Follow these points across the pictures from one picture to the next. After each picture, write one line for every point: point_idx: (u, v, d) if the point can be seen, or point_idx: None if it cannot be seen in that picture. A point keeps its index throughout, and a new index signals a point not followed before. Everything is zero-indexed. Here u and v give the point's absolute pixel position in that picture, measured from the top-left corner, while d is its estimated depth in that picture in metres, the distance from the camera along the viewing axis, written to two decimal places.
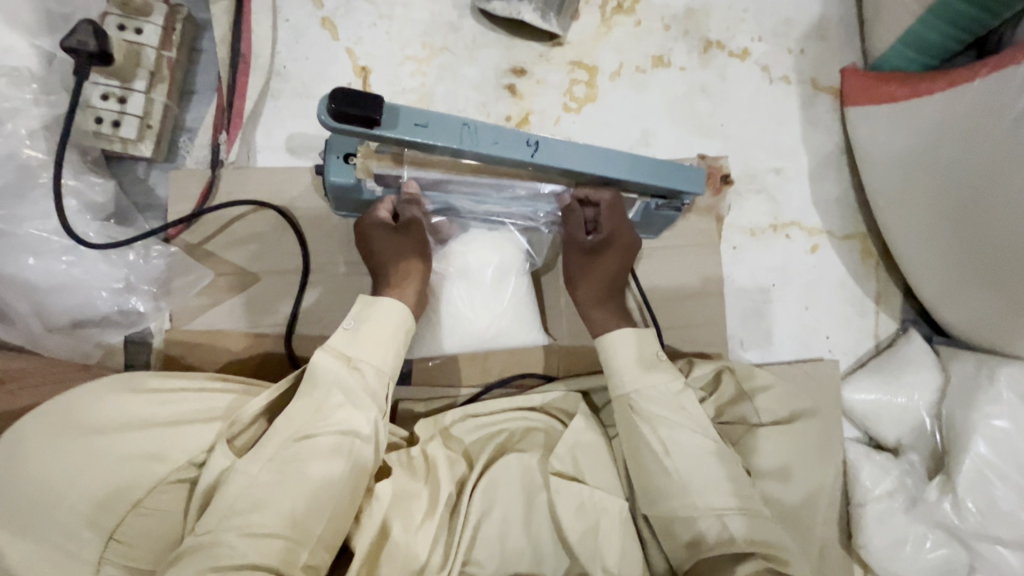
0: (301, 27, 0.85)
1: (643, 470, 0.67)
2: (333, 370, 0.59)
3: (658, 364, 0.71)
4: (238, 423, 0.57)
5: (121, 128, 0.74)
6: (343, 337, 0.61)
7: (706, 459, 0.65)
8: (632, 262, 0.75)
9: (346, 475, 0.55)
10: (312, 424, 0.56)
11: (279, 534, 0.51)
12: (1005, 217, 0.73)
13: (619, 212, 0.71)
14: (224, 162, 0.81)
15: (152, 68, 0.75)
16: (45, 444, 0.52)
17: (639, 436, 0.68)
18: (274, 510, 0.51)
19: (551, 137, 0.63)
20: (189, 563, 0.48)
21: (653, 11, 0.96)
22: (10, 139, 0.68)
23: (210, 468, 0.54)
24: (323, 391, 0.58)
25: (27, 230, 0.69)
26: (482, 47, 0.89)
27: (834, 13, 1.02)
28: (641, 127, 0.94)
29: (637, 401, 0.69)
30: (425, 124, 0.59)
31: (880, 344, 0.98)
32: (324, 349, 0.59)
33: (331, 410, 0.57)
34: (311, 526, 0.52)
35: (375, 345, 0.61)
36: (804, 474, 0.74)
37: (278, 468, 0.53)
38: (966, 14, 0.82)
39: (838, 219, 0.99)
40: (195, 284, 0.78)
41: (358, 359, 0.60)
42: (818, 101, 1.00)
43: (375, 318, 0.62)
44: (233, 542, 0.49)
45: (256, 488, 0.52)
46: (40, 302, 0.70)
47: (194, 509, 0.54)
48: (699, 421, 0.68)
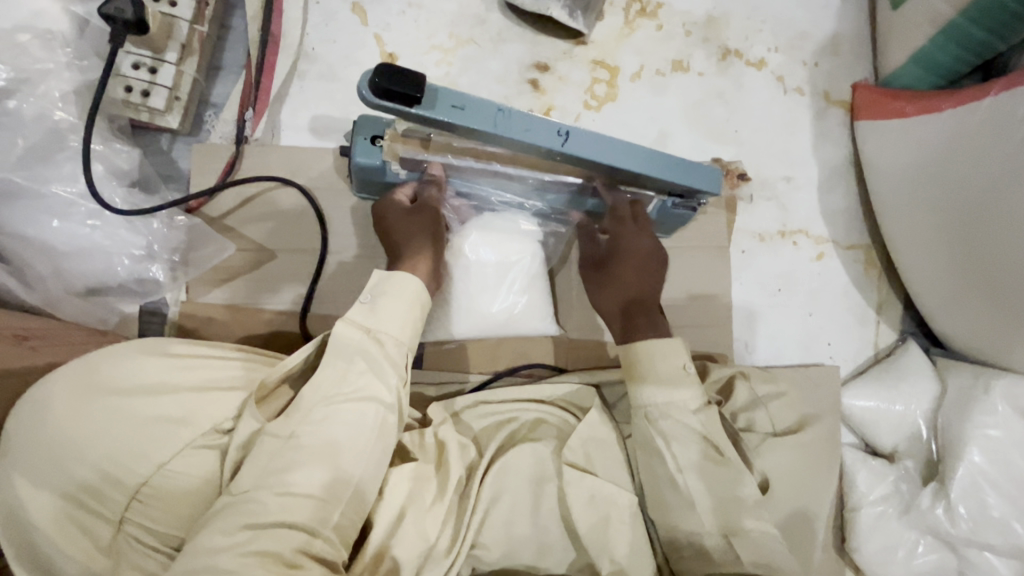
0: (331, 11, 0.86)
1: (657, 480, 0.68)
2: (354, 340, 0.59)
3: (685, 378, 0.69)
4: (264, 387, 0.57)
5: (149, 98, 0.74)
6: (361, 310, 0.60)
7: (725, 476, 0.66)
8: (649, 280, 0.73)
9: (372, 442, 0.56)
10: (333, 392, 0.56)
11: (311, 495, 0.52)
12: (1000, 234, 0.76)
13: (625, 208, 0.74)
14: (248, 139, 0.81)
15: (183, 41, 0.76)
16: (72, 398, 0.53)
17: (651, 445, 0.68)
18: (304, 474, 0.52)
19: (581, 129, 0.65)
20: (223, 519, 0.50)
21: (675, 17, 0.98)
22: (42, 100, 0.69)
23: (241, 429, 0.55)
24: (348, 357, 0.58)
25: (53, 191, 0.69)
26: (508, 41, 0.91)
27: (848, 30, 1.05)
28: (658, 128, 0.95)
29: (653, 412, 0.68)
30: (462, 107, 0.60)
31: (880, 353, 1.01)
32: (345, 321, 0.59)
33: (356, 377, 0.57)
34: (341, 489, 0.53)
35: (395, 317, 0.61)
36: (807, 481, 0.75)
37: (305, 434, 0.54)
38: (977, 38, 0.85)
39: (844, 230, 1.02)
40: (217, 255, 0.79)
41: (380, 331, 0.60)
42: (829, 114, 1.03)
43: (393, 293, 0.61)
44: (267, 502, 0.51)
45: (287, 452, 0.53)
46: (60, 267, 0.70)
47: (228, 466, 0.55)
48: (710, 436, 0.67)
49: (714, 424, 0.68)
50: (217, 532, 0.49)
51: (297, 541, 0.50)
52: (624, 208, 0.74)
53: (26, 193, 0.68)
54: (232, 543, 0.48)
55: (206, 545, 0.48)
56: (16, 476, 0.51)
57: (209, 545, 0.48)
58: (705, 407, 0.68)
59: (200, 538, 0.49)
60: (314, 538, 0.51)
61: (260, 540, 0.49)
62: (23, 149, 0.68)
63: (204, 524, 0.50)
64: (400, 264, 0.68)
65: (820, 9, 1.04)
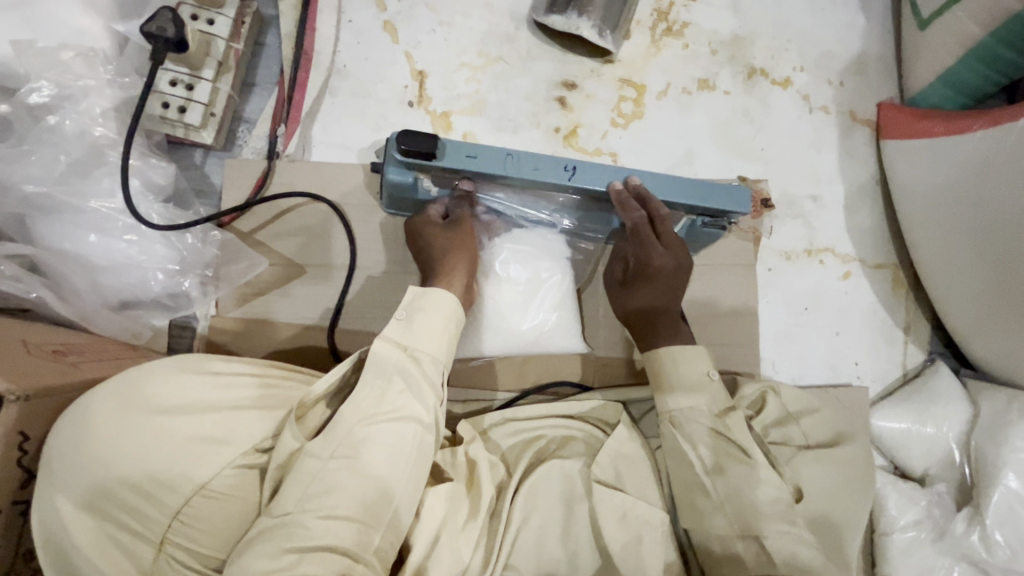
0: (363, 28, 0.87)
1: (688, 492, 0.66)
2: (393, 357, 0.59)
3: (709, 384, 0.69)
4: (305, 407, 0.58)
5: (186, 114, 0.75)
6: (395, 328, 0.60)
7: (755, 482, 0.64)
8: (676, 300, 0.73)
9: (412, 462, 0.56)
10: (374, 412, 0.56)
11: (353, 518, 0.52)
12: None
13: (648, 230, 0.71)
14: (280, 155, 0.82)
15: (220, 58, 0.77)
16: (114, 414, 0.53)
17: (677, 450, 0.67)
18: (348, 495, 0.52)
19: (584, 162, 0.71)
20: (264, 543, 0.49)
21: (701, 36, 0.98)
22: (83, 117, 0.70)
23: (281, 448, 0.54)
24: (386, 376, 0.58)
25: (93, 206, 0.70)
26: (537, 59, 0.91)
27: (874, 49, 1.05)
28: (685, 146, 0.95)
29: (677, 417, 0.68)
30: (475, 155, 0.67)
31: (908, 374, 1.00)
32: (383, 336, 0.59)
33: (394, 396, 0.57)
34: (383, 510, 0.53)
35: (430, 334, 0.61)
36: (847, 504, 0.72)
37: (347, 456, 0.54)
38: (1005, 59, 0.86)
39: (871, 249, 1.01)
40: (249, 270, 0.78)
41: (414, 346, 0.60)
42: (855, 133, 1.03)
43: (428, 310, 0.61)
44: (310, 524, 0.50)
45: (329, 472, 0.53)
46: (97, 281, 0.70)
47: (267, 486, 0.54)
48: (740, 440, 0.66)
49: (742, 429, 0.67)
50: (260, 556, 0.48)
51: (338, 565, 0.50)
52: (644, 228, 0.70)
53: (66, 208, 0.69)
54: (276, 567, 0.48)
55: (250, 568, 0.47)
56: (59, 498, 0.51)
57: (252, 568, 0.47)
58: (728, 411, 0.68)
59: (241, 561, 0.48)
60: (355, 563, 0.51)
61: (304, 562, 0.48)
62: (65, 165, 0.69)
63: (244, 548, 0.49)
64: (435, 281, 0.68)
65: (846, 29, 1.04)
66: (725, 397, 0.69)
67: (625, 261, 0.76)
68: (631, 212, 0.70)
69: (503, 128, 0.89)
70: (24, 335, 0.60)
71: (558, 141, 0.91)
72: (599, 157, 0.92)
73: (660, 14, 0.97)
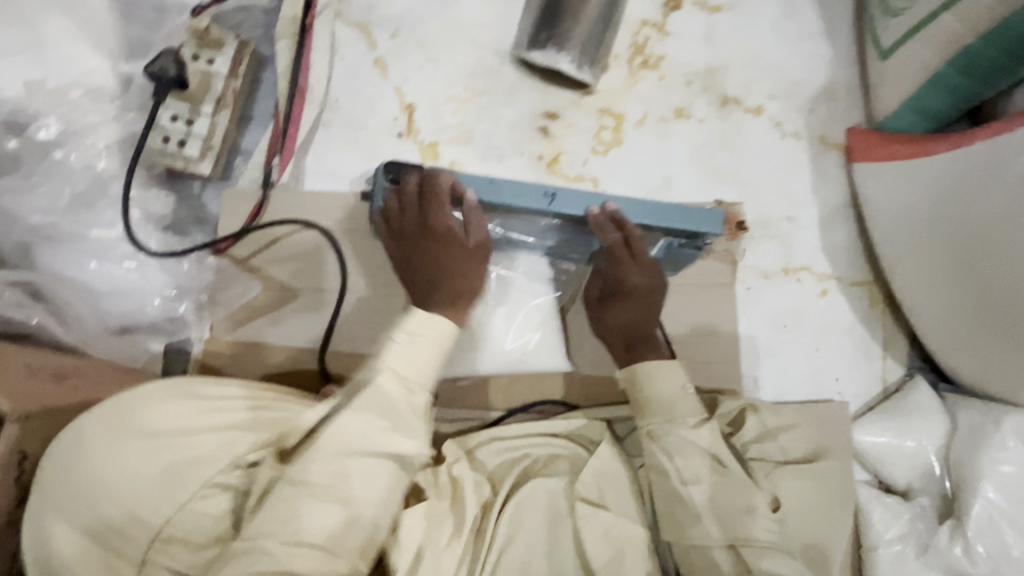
0: (354, 65, 0.92)
1: (669, 501, 0.68)
2: (388, 389, 0.59)
3: (685, 397, 0.71)
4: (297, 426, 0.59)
5: (185, 147, 0.79)
6: (394, 355, 0.61)
7: (731, 492, 0.67)
8: (650, 317, 0.77)
9: (385, 493, 0.57)
10: (363, 443, 0.57)
11: (320, 545, 0.54)
12: (1014, 275, 0.78)
13: (622, 249, 0.75)
14: (274, 183, 0.86)
15: (218, 95, 0.80)
16: (111, 437, 0.55)
17: (657, 464, 0.69)
18: (316, 521, 0.54)
19: (563, 188, 0.75)
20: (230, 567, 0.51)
21: (676, 68, 1.03)
22: (88, 151, 0.76)
23: (268, 466, 0.57)
24: (379, 412, 0.59)
25: (94, 235, 0.75)
26: (521, 92, 0.96)
27: (844, 77, 1.09)
28: (664, 171, 1.00)
29: (657, 430, 0.70)
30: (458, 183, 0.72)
31: (888, 389, 1.02)
32: (390, 371, 0.60)
33: (380, 433, 0.58)
34: (349, 539, 0.55)
35: (423, 360, 0.61)
36: (819, 523, 0.74)
37: (321, 485, 0.55)
38: (961, 85, 0.91)
39: (847, 267, 1.04)
40: (242, 294, 0.82)
41: (400, 369, 0.61)
42: (827, 157, 1.07)
43: (425, 335, 0.62)
44: (275, 550, 0.52)
45: (299, 501, 0.54)
46: (97, 307, 0.74)
47: (248, 502, 0.56)
48: (714, 451, 0.69)
49: (716, 440, 0.69)
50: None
51: None
52: (620, 247, 0.75)
53: (69, 236, 0.74)
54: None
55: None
56: (49, 516, 0.53)
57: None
58: (705, 422, 0.70)
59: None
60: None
61: None
62: (72, 196, 0.74)
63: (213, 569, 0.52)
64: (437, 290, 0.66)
65: (816, 58, 1.09)
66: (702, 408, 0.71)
67: (603, 278, 0.79)
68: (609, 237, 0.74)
69: (489, 157, 0.94)
70: (29, 359, 0.62)
71: (541, 168, 0.96)
72: (580, 183, 0.96)
73: (637, 49, 1.03)
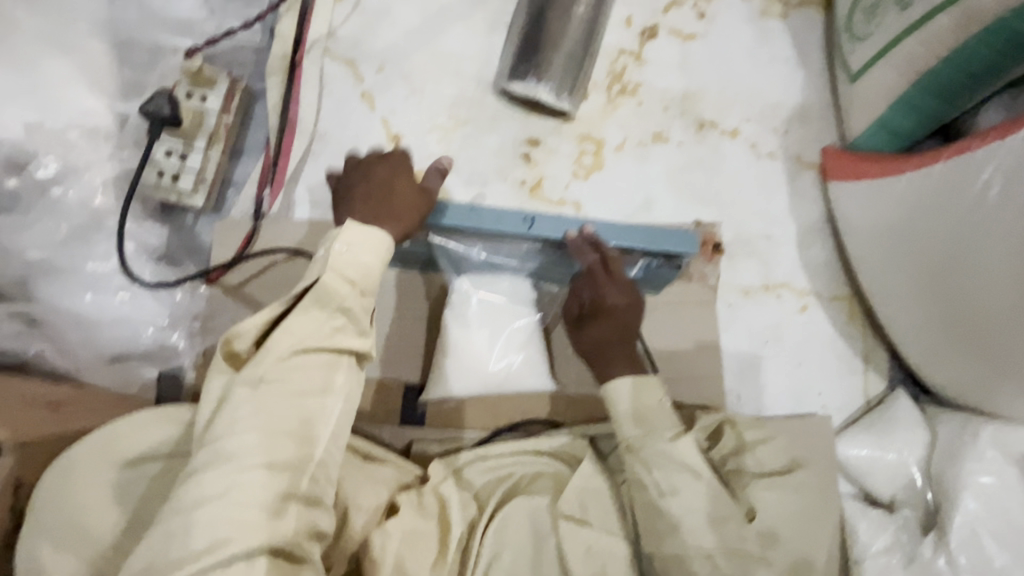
0: (343, 98, 0.96)
1: (648, 513, 0.70)
2: (341, 295, 0.62)
3: (663, 410, 0.74)
4: (233, 346, 0.59)
5: (179, 181, 0.83)
6: (340, 258, 0.62)
7: (707, 502, 0.69)
8: (625, 334, 0.78)
9: (344, 384, 0.61)
10: (314, 340, 0.60)
11: (288, 436, 0.56)
12: (980, 290, 0.81)
13: (601, 269, 0.77)
14: (265, 215, 0.89)
15: (211, 130, 0.84)
16: (96, 463, 0.58)
17: (636, 476, 0.71)
18: (280, 415, 0.57)
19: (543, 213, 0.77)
20: (205, 472, 0.54)
21: (653, 94, 1.07)
22: (85, 189, 0.79)
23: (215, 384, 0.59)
24: (328, 309, 0.61)
25: (89, 268, 0.78)
26: (503, 121, 1.00)
27: (816, 99, 1.13)
28: (643, 194, 1.03)
29: (635, 443, 0.72)
30: (442, 210, 0.75)
31: (870, 402, 1.04)
32: (336, 272, 0.61)
33: (332, 331, 0.61)
34: (316, 429, 0.58)
35: (370, 267, 0.64)
36: (796, 529, 0.77)
37: (277, 379, 0.58)
38: (929, 107, 0.94)
39: (825, 282, 1.07)
40: (233, 321, 0.83)
41: (348, 273, 0.62)
42: (802, 176, 1.10)
43: (370, 244, 0.64)
44: (244, 444, 0.55)
45: (256, 399, 0.57)
46: (90, 335, 0.78)
47: (203, 418, 0.58)
48: (693, 463, 0.70)
49: (694, 453, 0.71)
50: (197, 485, 0.53)
51: None
52: (598, 267, 0.77)
53: (68, 270, 0.78)
54: (214, 494, 0.52)
55: (189, 497, 0.53)
56: (44, 547, 0.54)
57: (197, 494, 0.53)
58: (680, 434, 0.72)
59: (183, 491, 0.53)
60: (298, 478, 0.56)
61: None
62: (66, 232, 0.78)
63: (186, 477, 0.54)
64: (369, 212, 0.67)
65: (789, 82, 1.13)
66: (676, 421, 0.74)
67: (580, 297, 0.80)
68: (587, 258, 0.77)
69: (473, 184, 0.98)
70: (26, 389, 0.64)
71: (524, 193, 0.99)
72: (563, 207, 1.00)
73: (615, 76, 1.07)
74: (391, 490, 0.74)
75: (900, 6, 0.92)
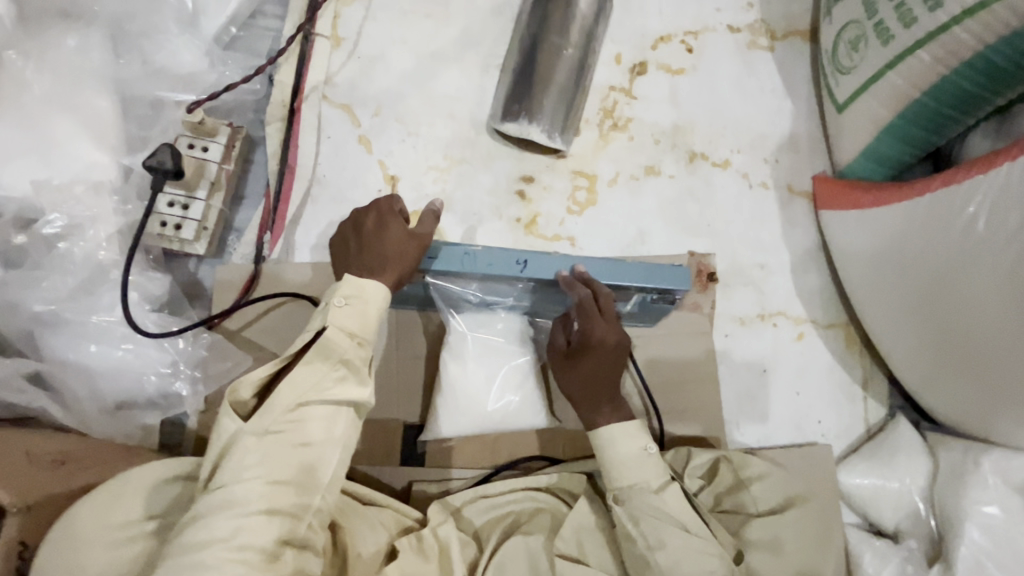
0: (340, 142, 0.98)
1: (638, 566, 0.72)
2: (342, 347, 0.64)
3: (647, 459, 0.76)
4: (237, 394, 0.60)
5: (181, 231, 0.85)
6: (337, 313, 0.65)
7: (693, 556, 0.70)
8: (613, 368, 0.80)
9: (345, 432, 0.62)
10: (318, 391, 0.61)
11: (290, 482, 0.57)
12: (973, 320, 0.81)
13: (592, 304, 0.77)
14: (266, 258, 0.91)
15: (212, 179, 0.88)
16: (99, 526, 0.57)
17: (623, 528, 0.74)
18: (283, 462, 0.57)
19: (536, 254, 0.79)
20: (212, 516, 0.54)
21: (644, 128, 1.09)
22: (90, 243, 0.81)
23: (221, 432, 0.58)
24: (329, 361, 0.63)
25: (94, 320, 0.80)
26: (497, 159, 1.02)
27: (805, 127, 1.15)
28: (637, 227, 1.05)
29: (621, 494, 0.76)
30: (434, 256, 0.76)
31: (871, 429, 1.04)
32: (336, 326, 0.64)
33: (332, 382, 0.62)
34: (319, 476, 0.59)
35: (368, 318, 0.66)
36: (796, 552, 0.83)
37: (283, 428, 0.59)
38: (915, 136, 0.96)
39: (822, 310, 1.08)
40: (234, 368, 0.85)
41: (348, 326, 0.65)
42: (794, 204, 1.11)
43: (365, 300, 0.66)
44: (248, 489, 0.55)
45: (264, 445, 0.57)
46: (95, 387, 0.79)
47: (207, 466, 0.58)
48: (678, 516, 0.73)
49: (678, 504, 0.74)
50: (202, 528, 0.53)
51: None
52: (590, 302, 0.77)
53: (72, 323, 0.79)
54: (219, 536, 0.52)
55: (193, 541, 0.52)
56: None
57: (202, 537, 0.52)
58: (666, 484, 0.76)
59: (186, 536, 0.53)
60: (298, 523, 0.57)
61: None
62: (73, 285, 0.80)
63: (187, 524, 0.54)
64: (366, 268, 0.69)
65: (778, 112, 1.14)
66: (664, 470, 0.77)
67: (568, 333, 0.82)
68: (580, 291, 0.77)
69: (468, 222, 0.99)
70: (30, 446, 0.66)
71: (519, 230, 1.01)
72: (558, 242, 1.01)
73: (606, 112, 1.09)
74: (391, 534, 0.75)
75: (883, 40, 0.92)
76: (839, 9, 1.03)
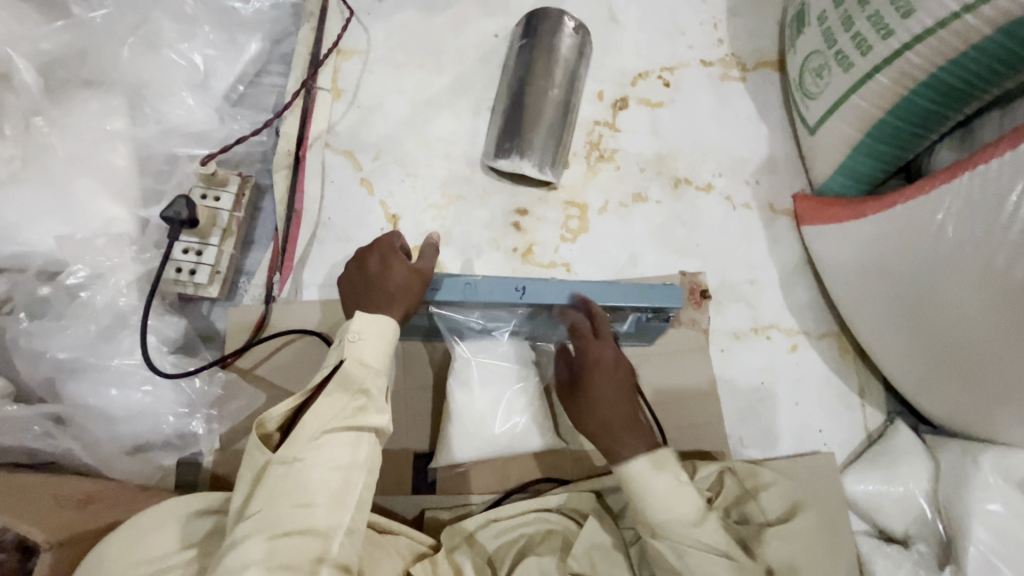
0: (344, 186, 1.04)
1: None
2: (358, 376, 0.67)
3: (681, 488, 0.74)
4: (264, 426, 0.63)
5: (196, 275, 0.90)
6: (350, 348, 0.68)
7: None
8: (622, 386, 0.79)
9: (368, 456, 0.64)
10: (336, 421, 0.64)
11: (316, 504, 0.59)
12: (955, 321, 0.85)
13: (585, 325, 0.82)
14: (276, 298, 0.95)
15: (224, 226, 0.93)
16: (124, 559, 0.58)
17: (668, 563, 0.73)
18: (310, 486, 0.59)
19: (533, 281, 0.83)
20: (247, 540, 0.56)
21: (630, 158, 1.16)
22: (111, 291, 0.86)
23: (251, 463, 0.62)
24: (349, 392, 0.66)
25: (116, 364, 0.84)
26: (491, 195, 1.07)
27: (782, 150, 1.21)
28: (629, 251, 1.10)
29: (660, 528, 0.73)
30: (437, 288, 0.81)
31: (872, 436, 1.06)
32: (356, 359, 0.68)
33: (355, 411, 0.65)
34: (346, 498, 0.61)
35: (380, 351, 0.70)
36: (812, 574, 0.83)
37: (308, 456, 0.61)
38: (884, 153, 1.02)
39: (813, 322, 1.11)
40: (247, 405, 0.89)
41: (367, 359, 0.68)
42: (778, 222, 1.17)
43: (377, 332, 0.70)
44: (281, 514, 0.58)
45: (293, 473, 0.60)
46: (115, 430, 0.82)
47: (237, 498, 0.61)
48: (720, 545, 0.72)
49: (718, 534, 0.73)
50: (240, 552, 0.55)
51: None
52: (582, 324, 0.82)
53: (93, 368, 0.83)
54: (257, 558, 0.55)
55: (230, 565, 0.55)
56: None
57: (243, 560, 0.55)
58: (705, 513, 0.74)
59: (226, 560, 0.55)
60: (329, 542, 0.59)
61: None
62: (94, 333, 0.84)
63: (227, 548, 0.56)
64: (375, 302, 0.73)
65: (755, 137, 1.21)
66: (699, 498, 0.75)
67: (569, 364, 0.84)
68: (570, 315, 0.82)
69: (468, 255, 1.04)
70: (55, 488, 0.69)
71: (517, 260, 1.05)
72: (554, 269, 1.06)
73: (592, 145, 1.16)
74: (406, 561, 0.76)
75: (844, 67, 0.99)
76: (802, 41, 1.11)
